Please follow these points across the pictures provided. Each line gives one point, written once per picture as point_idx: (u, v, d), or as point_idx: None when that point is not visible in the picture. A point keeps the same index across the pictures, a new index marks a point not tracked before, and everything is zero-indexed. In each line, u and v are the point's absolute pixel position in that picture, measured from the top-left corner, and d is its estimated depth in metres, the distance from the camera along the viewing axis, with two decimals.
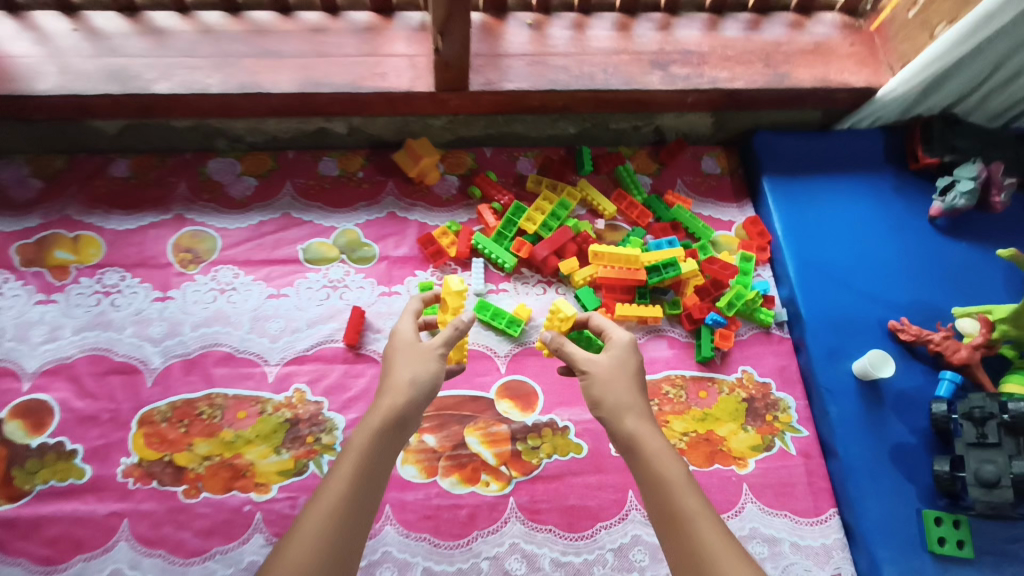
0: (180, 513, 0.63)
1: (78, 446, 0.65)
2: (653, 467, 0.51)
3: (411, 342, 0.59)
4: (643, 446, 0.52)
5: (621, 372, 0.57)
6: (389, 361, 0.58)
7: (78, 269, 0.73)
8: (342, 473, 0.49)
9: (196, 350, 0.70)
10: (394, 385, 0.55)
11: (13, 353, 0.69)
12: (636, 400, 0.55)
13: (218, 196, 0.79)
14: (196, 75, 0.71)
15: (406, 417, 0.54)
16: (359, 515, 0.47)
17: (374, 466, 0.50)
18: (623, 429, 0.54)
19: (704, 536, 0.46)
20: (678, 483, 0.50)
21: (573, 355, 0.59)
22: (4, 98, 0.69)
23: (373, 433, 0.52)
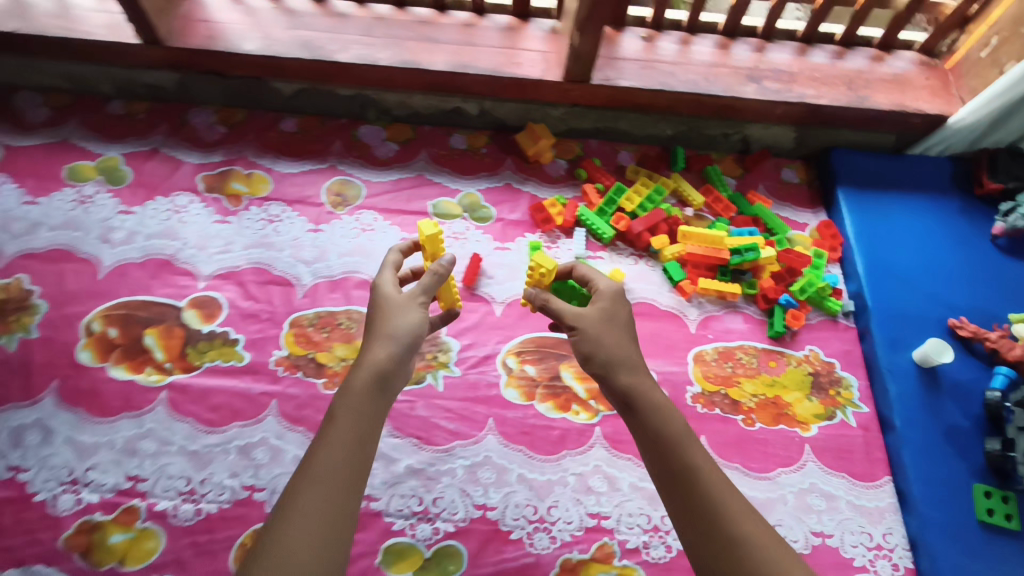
0: (319, 399, 0.75)
1: (240, 335, 0.79)
2: (655, 423, 0.55)
3: (394, 300, 0.61)
4: (641, 404, 0.56)
5: (614, 332, 0.61)
6: (373, 318, 0.61)
7: (249, 200, 0.88)
8: (334, 420, 0.51)
9: (339, 273, 0.83)
10: (381, 339, 0.57)
11: (194, 258, 0.84)
12: (630, 361, 0.59)
13: (366, 154, 0.93)
14: (369, 50, 0.87)
15: (392, 368, 0.56)
16: (358, 454, 0.50)
17: (366, 411, 0.52)
18: (620, 384, 0.58)
19: (707, 485, 0.51)
20: (678, 439, 0.54)
21: (564, 312, 0.62)
22: (217, 54, 0.86)
23: (362, 383, 0.54)
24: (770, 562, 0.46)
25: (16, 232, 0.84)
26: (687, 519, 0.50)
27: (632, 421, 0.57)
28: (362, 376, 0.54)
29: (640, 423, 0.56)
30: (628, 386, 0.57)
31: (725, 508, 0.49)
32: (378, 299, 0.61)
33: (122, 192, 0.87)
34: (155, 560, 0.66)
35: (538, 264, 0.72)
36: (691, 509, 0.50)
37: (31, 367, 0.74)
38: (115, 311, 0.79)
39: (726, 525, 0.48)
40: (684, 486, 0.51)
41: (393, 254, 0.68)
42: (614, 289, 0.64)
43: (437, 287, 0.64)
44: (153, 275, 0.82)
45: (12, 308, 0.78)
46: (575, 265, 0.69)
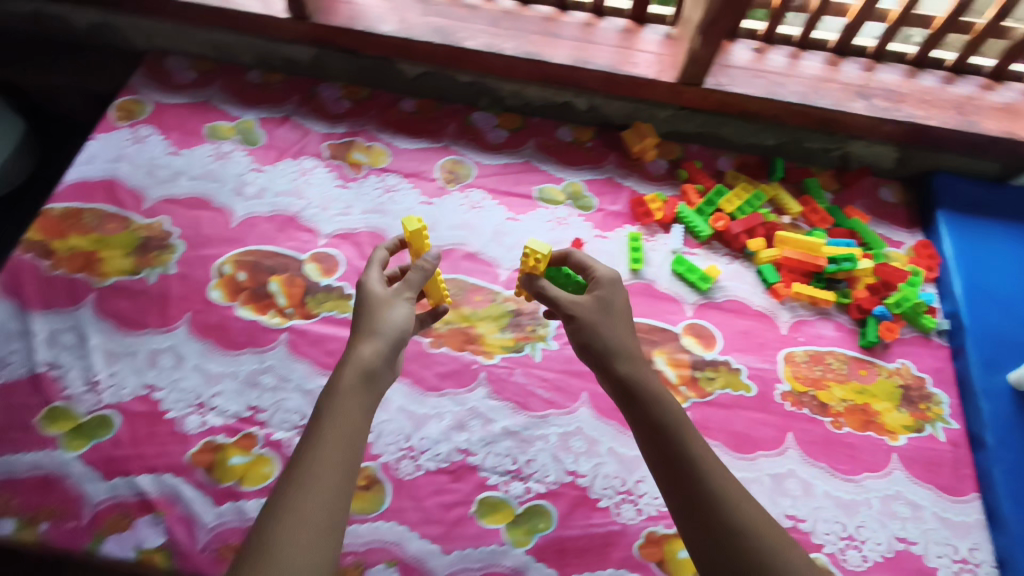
0: (424, 356, 0.80)
1: (354, 291, 0.84)
2: (655, 416, 0.57)
3: (378, 298, 0.60)
4: (641, 392, 0.59)
5: (613, 323, 0.63)
6: (358, 315, 0.60)
7: (369, 169, 0.94)
8: (321, 420, 0.52)
9: (448, 244, 0.88)
10: (366, 338, 0.57)
11: (316, 217, 0.90)
12: (627, 353, 0.61)
13: (478, 138, 0.99)
14: (496, 40, 0.92)
15: (377, 369, 0.56)
16: (347, 454, 0.50)
17: (353, 412, 0.53)
18: (620, 373, 0.60)
19: (705, 477, 0.53)
20: (676, 428, 0.56)
21: (563, 302, 0.64)
22: (356, 33, 0.93)
23: (348, 383, 0.54)
24: (765, 548, 0.50)
25: (161, 179, 0.92)
26: (686, 510, 0.53)
27: (629, 410, 0.59)
28: (348, 376, 0.54)
29: (639, 411, 0.58)
30: (629, 376, 0.60)
31: (724, 496, 0.52)
32: (362, 296, 0.61)
33: (255, 152, 0.95)
34: (271, 483, 0.71)
35: (533, 249, 0.67)
36: (689, 497, 0.53)
37: (169, 300, 0.82)
38: (244, 257, 0.86)
39: (727, 514, 0.51)
40: (683, 478, 0.54)
41: (377, 250, 0.66)
42: (608, 274, 0.66)
43: (424, 280, 0.63)
44: (279, 229, 0.89)
45: (155, 245, 0.86)
46: (571, 252, 0.70)
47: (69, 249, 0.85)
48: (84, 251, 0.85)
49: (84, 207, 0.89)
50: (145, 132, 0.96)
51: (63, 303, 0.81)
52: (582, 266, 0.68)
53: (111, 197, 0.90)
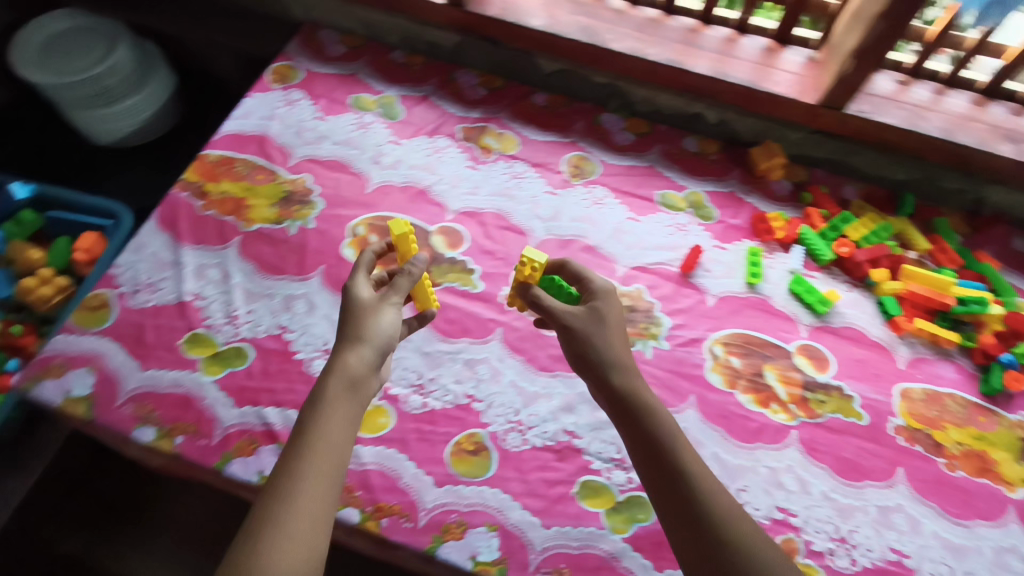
0: (539, 337, 0.82)
1: (476, 267, 0.87)
2: (648, 443, 0.56)
3: (367, 304, 0.61)
4: (638, 406, 0.58)
5: (607, 339, 0.62)
6: (346, 320, 0.61)
7: (499, 154, 0.97)
8: (310, 421, 0.53)
9: (569, 235, 0.91)
10: (354, 347, 0.58)
11: (445, 193, 0.94)
12: (620, 371, 0.60)
13: (604, 138, 1.00)
14: (640, 45, 0.95)
15: (364, 375, 0.57)
16: (334, 457, 0.51)
17: (339, 416, 0.54)
18: (616, 388, 0.60)
19: (702, 498, 0.53)
20: (669, 446, 0.56)
21: (555, 310, 0.64)
22: (506, 24, 0.96)
23: (337, 389, 0.55)
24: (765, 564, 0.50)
25: (307, 140, 0.98)
26: (681, 532, 0.52)
27: (625, 426, 0.58)
28: (334, 383, 0.55)
29: (635, 426, 0.58)
30: (625, 394, 0.59)
31: (721, 515, 0.52)
32: (350, 301, 0.61)
33: (394, 125, 1.00)
34: (386, 433, 0.75)
35: (530, 259, 0.70)
36: (683, 519, 0.52)
37: (307, 251, 0.87)
38: (376, 222, 0.90)
39: (726, 535, 0.51)
40: (677, 501, 0.53)
41: (365, 253, 0.67)
42: (607, 289, 0.66)
43: (411, 287, 0.64)
44: (410, 199, 0.93)
45: (298, 199, 0.92)
46: (566, 262, 0.71)
47: (221, 193, 0.92)
48: (233, 197, 0.91)
49: (237, 157, 0.95)
50: (296, 96, 1.02)
51: (212, 241, 0.87)
52: (578, 275, 0.69)
53: (261, 151, 0.96)
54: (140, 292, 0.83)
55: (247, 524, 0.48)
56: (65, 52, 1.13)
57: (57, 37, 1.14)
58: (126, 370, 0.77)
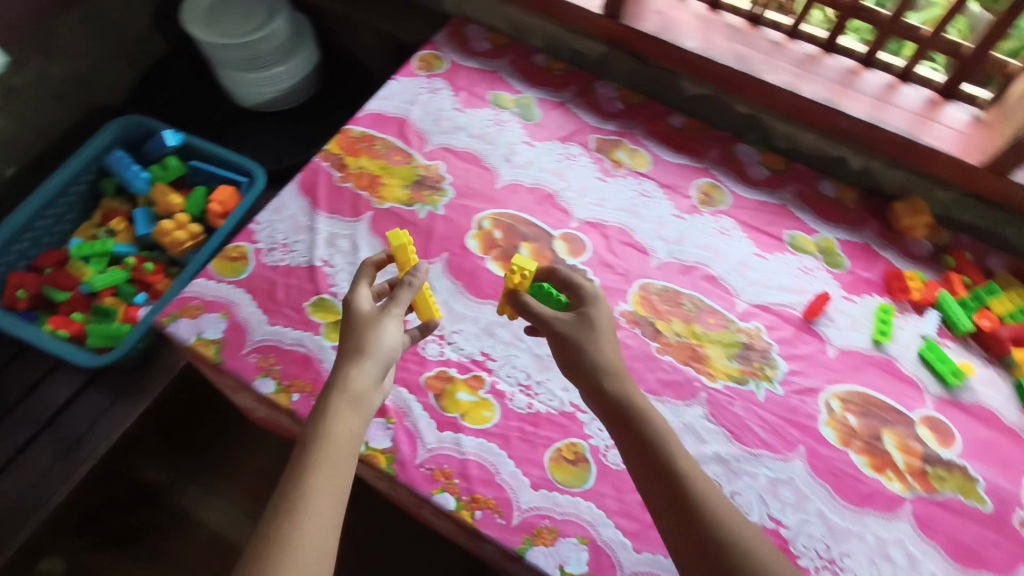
0: (651, 359, 0.81)
1: (594, 278, 0.86)
2: (645, 449, 0.57)
3: (369, 319, 0.63)
4: (631, 412, 0.59)
5: (598, 346, 0.64)
6: (348, 335, 0.63)
7: (629, 170, 0.97)
8: (319, 433, 0.55)
9: (691, 261, 0.89)
10: (359, 363, 0.60)
11: (572, 201, 0.94)
12: (610, 380, 0.62)
13: (738, 169, 0.98)
14: (795, 80, 0.92)
15: (367, 390, 0.60)
16: (343, 463, 0.55)
17: (346, 429, 0.57)
18: (609, 393, 0.61)
19: (697, 496, 0.55)
20: (661, 449, 0.57)
21: (547, 317, 0.66)
22: (660, 42, 0.96)
23: (344, 405, 0.58)
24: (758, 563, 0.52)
25: (444, 129, 1.00)
26: (676, 529, 0.54)
27: (619, 432, 0.60)
28: (342, 398, 0.58)
29: (625, 430, 0.59)
30: (616, 400, 0.60)
31: (714, 512, 0.54)
32: (352, 316, 0.64)
33: (529, 126, 1.01)
34: (489, 428, 0.76)
35: (519, 265, 0.73)
36: (681, 522, 0.54)
37: (433, 236, 0.89)
38: (502, 218, 0.91)
39: (720, 533, 0.53)
40: (674, 503, 0.55)
41: (367, 267, 0.70)
42: (595, 296, 0.68)
43: (411, 298, 0.67)
44: (538, 202, 0.93)
45: (430, 184, 0.94)
46: (556, 270, 0.72)
47: (359, 168, 0.95)
48: (370, 173, 0.94)
49: (377, 136, 0.99)
50: (439, 85, 1.05)
51: (346, 212, 0.91)
52: (567, 282, 0.71)
53: (400, 133, 0.99)
54: (275, 250, 0.87)
55: (258, 531, 0.50)
56: (228, 18, 1.20)
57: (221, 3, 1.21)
58: (255, 322, 0.81)
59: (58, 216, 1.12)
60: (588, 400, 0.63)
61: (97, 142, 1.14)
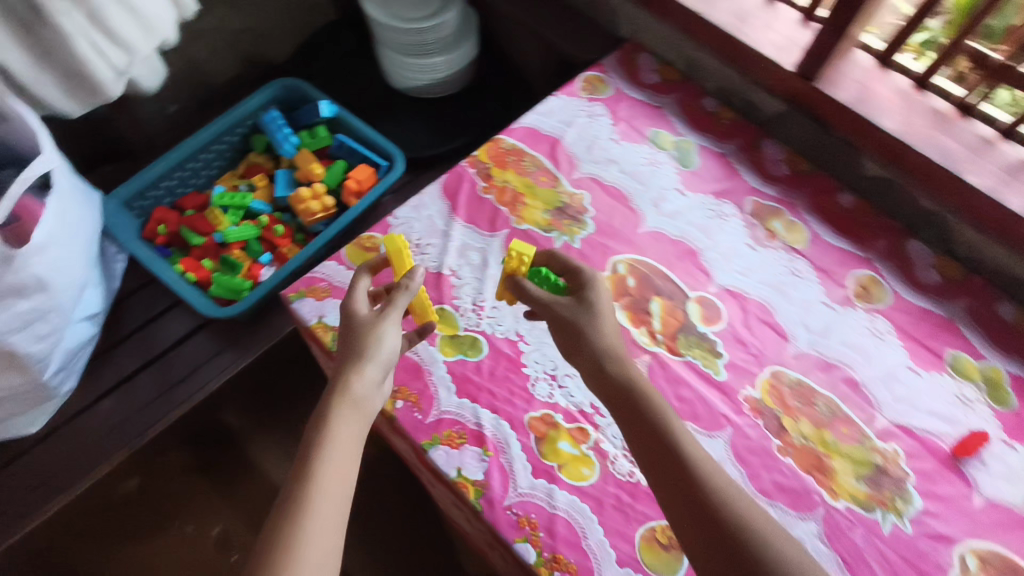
0: (769, 458, 0.74)
1: (724, 353, 0.81)
2: (651, 434, 0.60)
3: (367, 324, 0.67)
4: (637, 395, 0.62)
5: (601, 330, 0.67)
6: (350, 339, 0.67)
7: (783, 243, 0.90)
8: (322, 434, 0.58)
9: (834, 358, 0.81)
10: (361, 369, 0.63)
11: (715, 263, 0.88)
12: (614, 365, 0.64)
13: (906, 269, 0.88)
14: (1002, 187, 0.81)
15: (367, 393, 0.63)
16: (346, 465, 0.57)
17: (347, 432, 0.59)
18: (612, 374, 0.64)
19: (703, 472, 0.57)
20: (665, 426, 0.60)
21: (546, 299, 0.68)
22: (852, 114, 0.88)
23: (346, 409, 0.61)
24: (764, 540, 0.53)
25: (596, 158, 0.96)
26: (683, 508, 0.56)
27: (622, 414, 0.62)
28: (344, 402, 0.61)
29: (629, 408, 0.62)
30: (622, 383, 0.63)
31: (721, 489, 0.56)
32: (351, 322, 0.67)
33: (684, 173, 0.95)
34: (585, 486, 0.72)
35: (519, 250, 0.76)
36: (686, 498, 0.56)
37: None
38: (638, 265, 0.87)
39: (726, 508, 0.54)
40: (679, 480, 0.57)
41: (363, 272, 0.73)
42: (594, 279, 0.70)
43: (407, 300, 0.70)
44: (678, 256, 0.88)
45: (571, 214, 0.91)
46: (556, 254, 0.75)
47: (503, 181, 0.93)
48: (513, 189, 0.92)
49: (527, 151, 0.96)
50: (599, 111, 1.01)
51: (482, 225, 0.89)
52: (567, 266, 0.74)
53: (551, 153, 0.96)
54: (407, 249, 0.86)
55: (267, 531, 0.51)
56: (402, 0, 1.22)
57: None
58: None
59: (208, 162, 1.16)
60: (592, 383, 0.66)
61: (257, 98, 1.17)
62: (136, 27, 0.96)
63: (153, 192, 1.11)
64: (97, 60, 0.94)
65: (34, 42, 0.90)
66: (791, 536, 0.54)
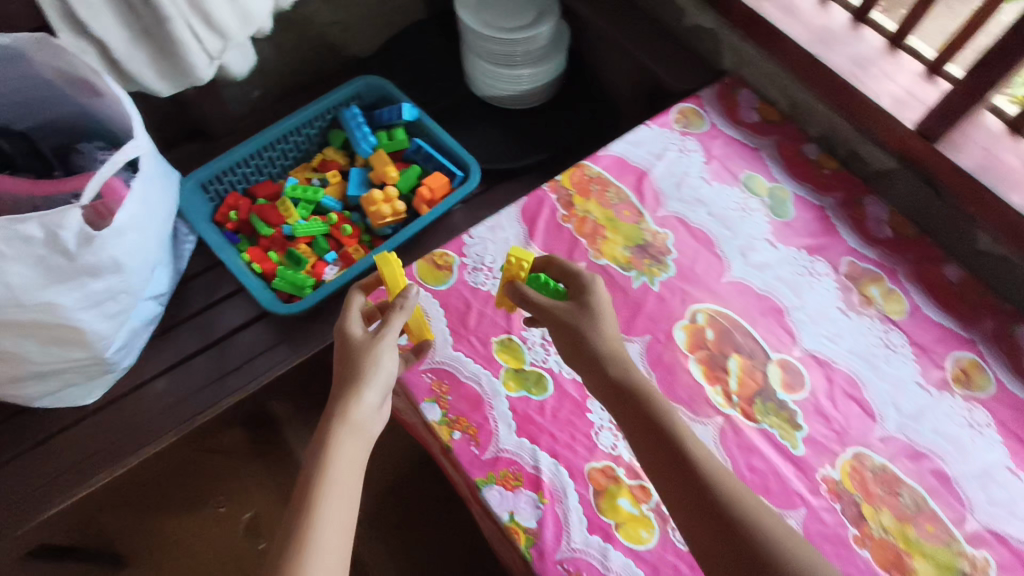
0: (844, 548, 0.69)
1: (804, 425, 0.76)
2: (654, 432, 0.62)
3: (365, 343, 0.68)
4: (645, 401, 0.64)
5: (603, 335, 0.68)
6: (346, 362, 0.67)
7: (878, 312, 0.84)
8: (321, 462, 0.59)
9: (925, 446, 0.75)
10: (359, 393, 0.64)
11: (802, 325, 0.82)
12: (616, 371, 0.66)
13: (1014, 357, 0.81)
14: None
15: (367, 417, 0.64)
16: (346, 494, 0.58)
17: (346, 459, 0.60)
18: (613, 380, 0.65)
19: (708, 469, 0.60)
20: (671, 428, 0.62)
21: (547, 304, 0.68)
22: (973, 183, 0.81)
23: (345, 434, 0.61)
24: (772, 537, 0.56)
25: (684, 197, 0.92)
26: (692, 506, 0.58)
27: (627, 415, 0.64)
28: (344, 428, 0.61)
29: (633, 409, 0.63)
30: (626, 387, 0.65)
31: (727, 485, 0.59)
32: (347, 342, 0.68)
33: (776, 223, 0.90)
34: (642, 551, 0.67)
35: (518, 257, 0.76)
36: (694, 494, 0.58)
37: (640, 311, 0.82)
38: (719, 317, 0.82)
39: (734, 506, 0.57)
40: (692, 480, 0.59)
41: (356, 290, 0.74)
42: (593, 283, 0.70)
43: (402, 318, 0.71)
44: (763, 312, 0.83)
45: (653, 253, 0.86)
46: (555, 260, 0.75)
47: (584, 211, 0.89)
48: (594, 220, 0.88)
49: (613, 182, 0.92)
50: (692, 147, 0.96)
51: (559, 255, 0.86)
52: (566, 271, 0.73)
53: (636, 186, 0.92)
54: (480, 271, 0.83)
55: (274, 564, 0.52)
56: (496, 5, 1.19)
57: None
58: (440, 340, 0.78)
59: (284, 152, 1.15)
60: (597, 388, 0.67)
61: (340, 93, 1.16)
62: (234, 14, 0.96)
63: (229, 176, 1.11)
64: (192, 43, 0.94)
65: (136, 20, 0.90)
66: (792, 530, 0.58)
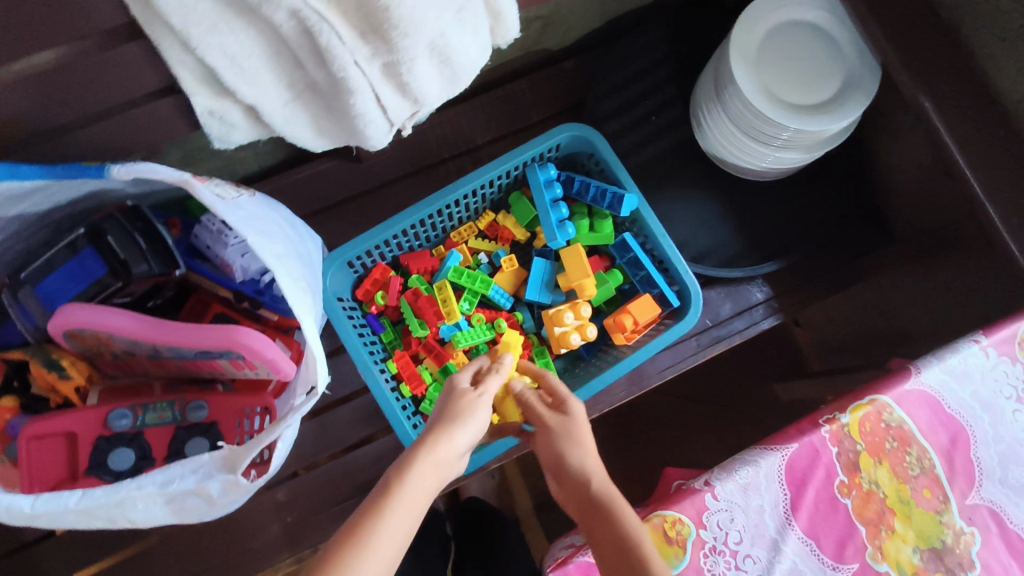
0: None
1: None
2: (615, 535, 0.53)
3: (465, 390, 0.57)
4: (599, 496, 0.56)
5: (578, 442, 0.60)
6: (440, 405, 0.57)
7: None
8: (391, 480, 0.48)
9: None
10: (449, 430, 0.53)
11: None
12: (569, 459, 0.59)
13: None
14: None
15: (450, 460, 0.52)
16: (397, 542, 0.45)
17: (415, 496, 0.48)
18: (590, 491, 0.56)
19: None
20: (629, 537, 0.52)
21: (536, 410, 0.63)
22: None
23: (423, 465, 0.50)
24: None
25: (1011, 481, 0.66)
26: None
27: (593, 525, 0.55)
28: (423, 451, 0.50)
29: (596, 515, 0.55)
30: (592, 487, 0.57)
31: None
32: (451, 387, 0.58)
33: None
34: None
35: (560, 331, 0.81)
36: None
37: None
38: None
39: None
40: None
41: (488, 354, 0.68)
42: (569, 395, 0.65)
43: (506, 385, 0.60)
44: None
45: (952, 565, 0.63)
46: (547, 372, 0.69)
47: (871, 481, 0.65)
48: (882, 498, 0.65)
49: (918, 438, 0.67)
50: None
51: (827, 546, 0.64)
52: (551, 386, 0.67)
53: (948, 453, 0.66)
54: (721, 558, 0.62)
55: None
56: (787, 56, 0.83)
57: (790, 28, 0.83)
58: None
59: (452, 215, 0.87)
60: (565, 492, 0.59)
61: (540, 145, 0.83)
62: (440, 77, 0.63)
63: (380, 247, 0.85)
64: (378, 120, 0.62)
65: (303, 76, 0.58)
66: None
